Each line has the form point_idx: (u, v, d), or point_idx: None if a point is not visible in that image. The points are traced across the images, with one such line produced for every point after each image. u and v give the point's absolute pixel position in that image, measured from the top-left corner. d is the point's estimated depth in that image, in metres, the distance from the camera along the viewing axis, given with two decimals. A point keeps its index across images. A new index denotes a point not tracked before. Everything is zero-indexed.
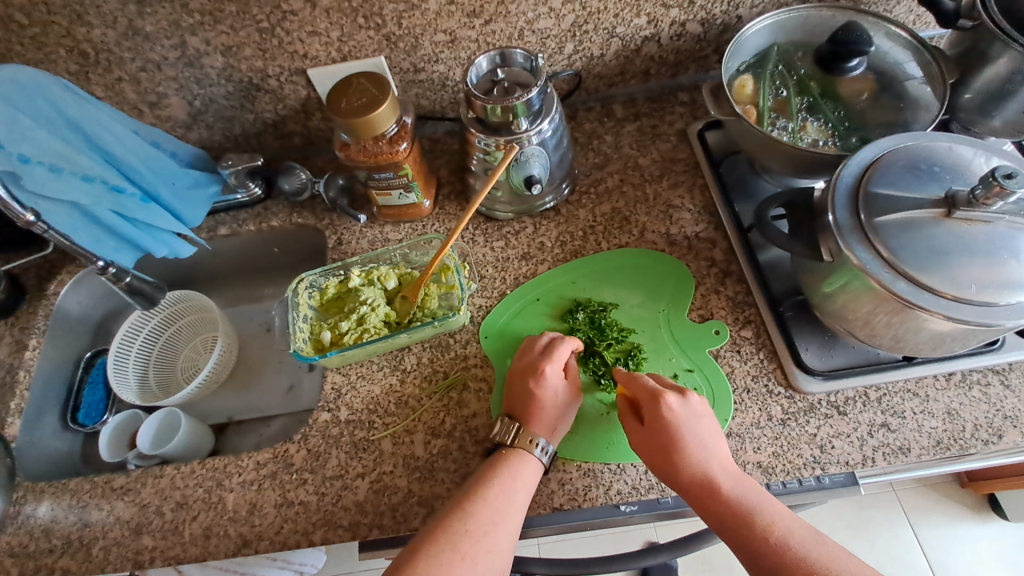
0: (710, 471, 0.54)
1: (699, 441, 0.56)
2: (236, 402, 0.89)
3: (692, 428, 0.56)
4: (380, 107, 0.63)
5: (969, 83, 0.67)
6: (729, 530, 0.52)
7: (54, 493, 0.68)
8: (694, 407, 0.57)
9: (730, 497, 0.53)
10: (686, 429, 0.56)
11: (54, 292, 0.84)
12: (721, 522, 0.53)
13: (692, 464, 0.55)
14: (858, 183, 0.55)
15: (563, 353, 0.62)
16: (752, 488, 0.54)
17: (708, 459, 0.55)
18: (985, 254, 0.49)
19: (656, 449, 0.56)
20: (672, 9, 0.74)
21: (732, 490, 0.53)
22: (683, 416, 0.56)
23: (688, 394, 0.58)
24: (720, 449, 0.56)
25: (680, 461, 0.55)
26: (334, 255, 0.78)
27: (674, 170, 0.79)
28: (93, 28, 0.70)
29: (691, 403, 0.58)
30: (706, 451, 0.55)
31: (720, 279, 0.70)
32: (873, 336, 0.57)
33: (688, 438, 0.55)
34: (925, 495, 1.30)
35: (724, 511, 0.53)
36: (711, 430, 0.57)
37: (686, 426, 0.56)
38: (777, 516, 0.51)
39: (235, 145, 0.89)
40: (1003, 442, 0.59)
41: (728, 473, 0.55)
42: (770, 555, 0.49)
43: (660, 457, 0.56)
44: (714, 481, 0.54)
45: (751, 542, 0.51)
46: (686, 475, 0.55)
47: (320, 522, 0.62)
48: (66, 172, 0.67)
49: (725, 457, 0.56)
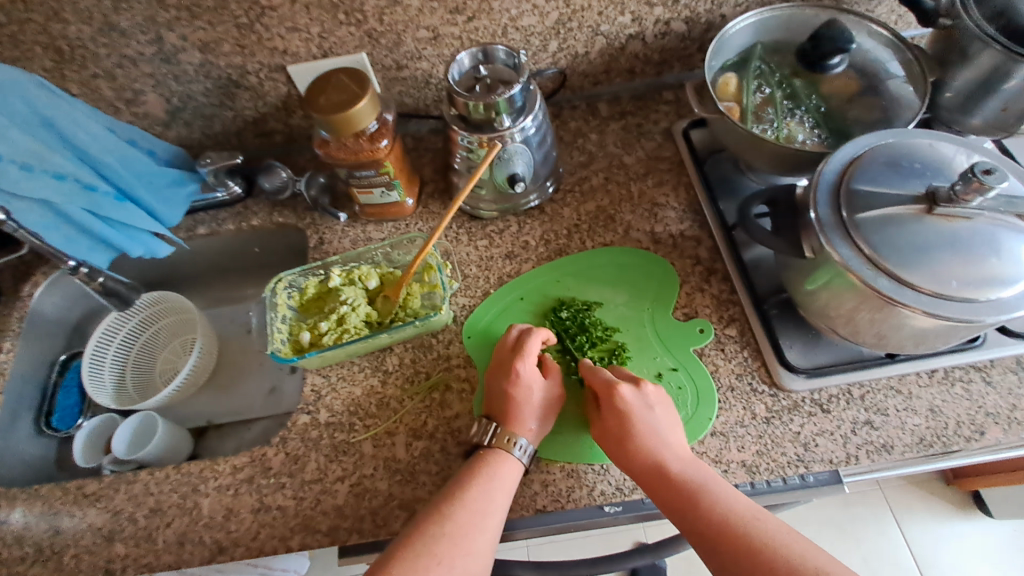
0: (661, 455, 0.54)
1: (651, 427, 0.56)
2: (216, 405, 0.87)
3: (645, 415, 0.56)
4: (359, 104, 0.62)
5: (950, 82, 0.67)
6: (674, 510, 0.52)
7: (23, 501, 0.66)
8: (648, 396, 0.58)
9: (679, 479, 0.53)
10: (639, 416, 0.56)
11: (27, 294, 0.82)
12: (668, 504, 0.53)
13: (643, 448, 0.55)
14: (840, 180, 0.55)
15: (533, 348, 0.61)
16: (702, 470, 0.54)
17: (659, 445, 0.55)
18: (965, 249, 0.48)
19: (610, 435, 0.57)
20: (656, 7, 0.74)
21: (680, 472, 0.53)
22: (636, 403, 0.57)
23: (643, 385, 0.58)
24: (673, 435, 0.56)
25: (631, 445, 0.55)
26: (315, 255, 0.77)
27: (659, 168, 0.79)
28: (67, 23, 0.68)
29: (646, 393, 0.58)
30: (658, 437, 0.55)
31: (704, 277, 0.70)
32: (856, 334, 0.57)
33: (639, 424, 0.56)
34: (911, 492, 1.31)
35: (672, 492, 0.52)
36: (665, 417, 0.57)
37: (638, 413, 0.56)
38: (722, 498, 0.51)
39: (215, 143, 0.87)
40: (985, 439, 0.59)
41: (681, 456, 0.55)
42: (714, 534, 0.49)
43: (613, 442, 0.56)
44: (663, 464, 0.54)
45: (693, 521, 0.51)
46: (636, 458, 0.55)
47: (299, 526, 0.60)
48: (38, 170, 0.65)
49: (680, 441, 0.56)
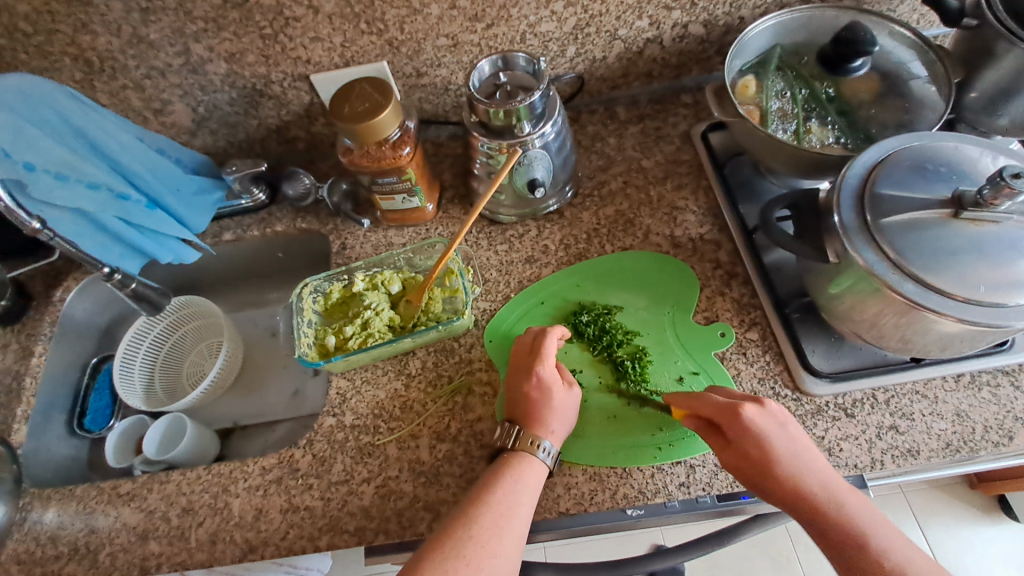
0: (803, 479, 0.53)
1: (793, 452, 0.54)
2: (241, 406, 0.89)
3: (780, 436, 0.54)
4: (382, 113, 0.63)
5: (974, 82, 0.67)
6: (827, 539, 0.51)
7: (60, 500, 0.68)
8: (775, 414, 0.56)
9: (824, 503, 0.52)
10: (775, 437, 0.54)
11: (60, 298, 0.84)
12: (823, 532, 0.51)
13: (792, 476, 0.53)
14: (863, 184, 0.55)
15: (549, 349, 0.62)
16: (829, 488, 0.52)
17: (802, 467, 0.53)
18: (992, 254, 0.48)
19: (743, 463, 0.55)
20: (675, 10, 0.74)
21: (837, 498, 0.52)
22: (773, 424, 0.55)
23: (767, 404, 0.56)
24: (807, 453, 0.54)
25: (776, 473, 0.53)
26: (338, 260, 0.79)
27: (678, 172, 0.79)
28: (99, 37, 0.70)
29: (772, 411, 0.56)
30: (800, 460, 0.54)
31: (724, 281, 0.70)
32: (881, 338, 0.57)
33: (779, 449, 0.54)
34: (934, 496, 1.29)
35: (808, 517, 0.52)
36: (795, 434, 0.55)
37: (776, 436, 0.54)
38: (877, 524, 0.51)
39: (239, 151, 0.89)
40: (1013, 444, 0.58)
41: (792, 477, 0.53)
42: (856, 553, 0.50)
43: (750, 467, 0.54)
44: (808, 490, 0.52)
45: (846, 548, 0.50)
46: (783, 487, 0.53)
47: (326, 527, 0.62)
48: (72, 179, 0.67)
49: (792, 453, 0.54)
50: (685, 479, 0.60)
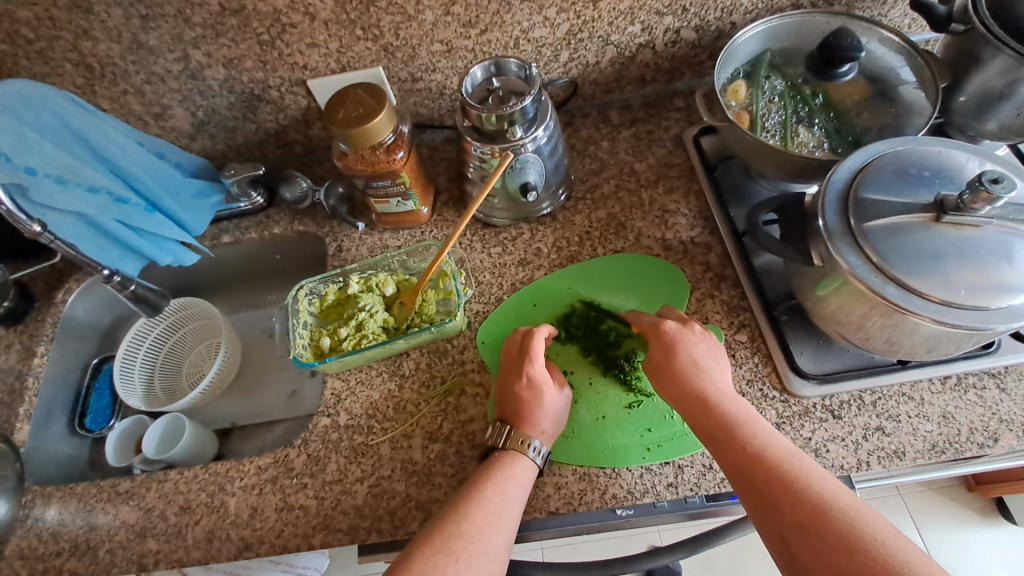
0: (705, 386, 0.57)
1: (698, 362, 0.59)
2: (239, 407, 0.90)
3: (691, 347, 0.60)
4: (376, 118, 0.64)
5: (963, 86, 0.67)
6: (715, 441, 0.54)
7: (60, 498, 0.69)
8: (695, 333, 0.62)
9: (720, 408, 0.55)
10: (684, 347, 0.60)
11: (61, 300, 0.86)
12: (713, 436, 0.54)
13: (690, 379, 0.58)
14: (848, 188, 0.55)
15: (538, 348, 0.63)
16: (733, 400, 0.56)
17: (711, 382, 0.58)
18: (973, 257, 0.49)
19: (654, 365, 0.60)
20: (666, 16, 0.75)
21: (732, 408, 0.55)
22: (685, 336, 0.61)
23: (690, 324, 0.63)
24: (720, 375, 0.59)
25: (677, 373, 0.59)
26: (334, 262, 0.80)
27: (670, 175, 0.79)
28: (100, 43, 0.72)
29: (695, 331, 0.62)
30: (704, 372, 0.58)
31: (715, 283, 0.71)
32: (866, 340, 0.57)
33: (684, 355, 0.60)
34: (931, 498, 1.29)
35: (703, 416, 0.55)
36: (714, 358, 0.60)
37: (685, 346, 0.60)
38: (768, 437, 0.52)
39: (238, 154, 0.91)
40: (999, 446, 0.58)
41: (697, 380, 0.58)
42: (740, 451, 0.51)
43: (656, 372, 0.60)
44: (707, 396, 0.56)
45: (730, 447, 0.52)
46: (682, 386, 0.58)
47: (320, 525, 0.63)
48: (72, 183, 0.68)
49: (704, 367, 0.59)
50: (673, 479, 0.61)
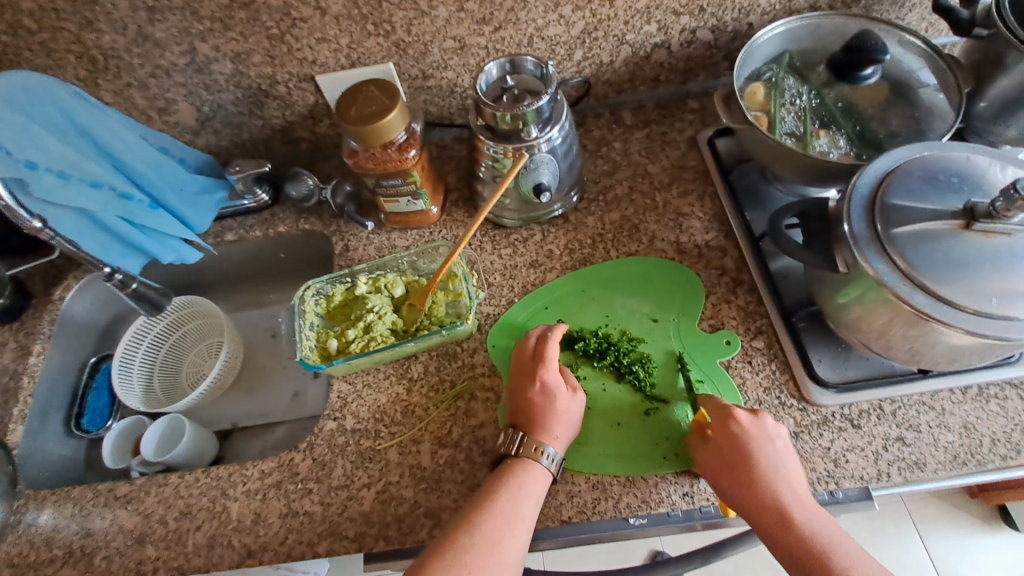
0: (785, 498, 0.53)
1: (775, 466, 0.55)
2: (240, 408, 0.88)
3: (766, 449, 0.55)
4: (389, 115, 0.62)
5: (984, 91, 0.66)
6: (795, 562, 0.51)
7: (56, 501, 0.67)
8: (767, 427, 0.57)
9: (804, 529, 0.52)
10: (760, 449, 0.55)
11: (59, 297, 0.83)
12: (799, 564, 0.51)
13: (768, 490, 0.54)
14: (873, 193, 0.54)
15: (551, 353, 0.62)
16: (804, 504, 0.53)
17: (784, 484, 0.54)
18: (1004, 266, 0.48)
19: (721, 470, 0.55)
20: (683, 16, 0.74)
21: (818, 529, 0.52)
22: (760, 436, 0.56)
23: (762, 416, 0.57)
24: (792, 471, 0.55)
25: (753, 483, 0.54)
26: (341, 262, 0.78)
27: (684, 178, 0.78)
28: (104, 35, 0.70)
29: (765, 423, 0.57)
30: (783, 479, 0.54)
31: (730, 288, 0.69)
32: (888, 349, 0.56)
33: (763, 461, 0.55)
34: (934, 505, 1.29)
35: (773, 526, 0.53)
36: (784, 451, 0.56)
37: (761, 449, 0.55)
38: (858, 563, 0.50)
39: (242, 150, 0.89)
40: (1021, 458, 0.57)
41: (767, 484, 0.54)
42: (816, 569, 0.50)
43: (728, 472, 0.55)
44: (790, 512, 0.53)
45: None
46: (760, 500, 0.54)
47: (326, 532, 0.61)
48: (75, 178, 0.66)
49: (776, 466, 0.55)
50: (689, 488, 0.60)
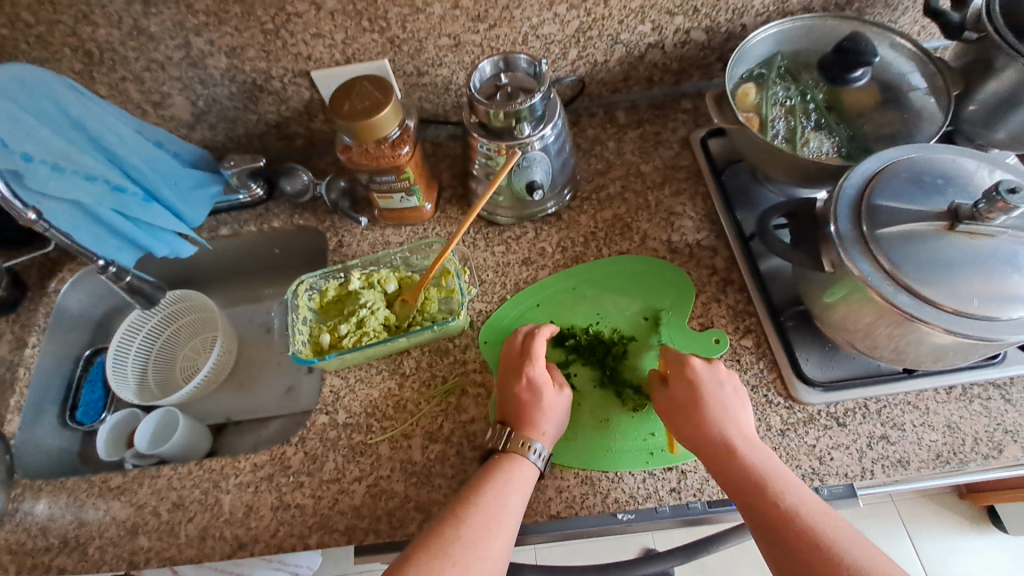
0: (729, 433, 0.55)
1: (723, 404, 0.57)
2: (234, 402, 0.89)
3: (715, 388, 0.58)
4: (383, 111, 0.63)
5: (974, 95, 0.67)
6: (749, 503, 0.51)
7: (50, 492, 0.68)
8: (718, 372, 0.59)
9: (747, 460, 0.53)
10: (707, 388, 0.57)
11: (54, 290, 0.84)
12: (740, 493, 0.52)
13: (715, 425, 0.55)
14: (861, 194, 0.55)
15: (540, 350, 0.63)
16: (751, 445, 0.54)
17: (728, 422, 0.56)
18: (987, 267, 0.48)
19: (677, 410, 0.57)
20: (677, 16, 0.74)
21: (755, 459, 0.53)
22: (709, 376, 0.58)
23: (714, 362, 0.60)
24: (742, 415, 0.57)
25: (699, 417, 0.56)
26: (334, 257, 0.78)
27: (676, 177, 0.79)
28: (99, 28, 0.70)
29: (717, 368, 0.59)
30: (729, 416, 0.56)
31: (721, 287, 0.70)
32: (873, 348, 0.57)
33: (709, 398, 0.57)
34: (924, 505, 1.30)
35: (721, 463, 0.54)
36: (734, 396, 0.58)
37: (708, 386, 0.57)
38: (795, 492, 0.51)
39: (237, 145, 0.89)
40: (1003, 457, 0.58)
41: (715, 423, 0.55)
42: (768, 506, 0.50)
43: (679, 411, 0.57)
44: (732, 446, 0.54)
45: (759, 505, 0.51)
46: (704, 434, 0.55)
47: (316, 525, 0.62)
48: (69, 171, 0.67)
49: (722, 406, 0.57)
50: (676, 484, 0.60)
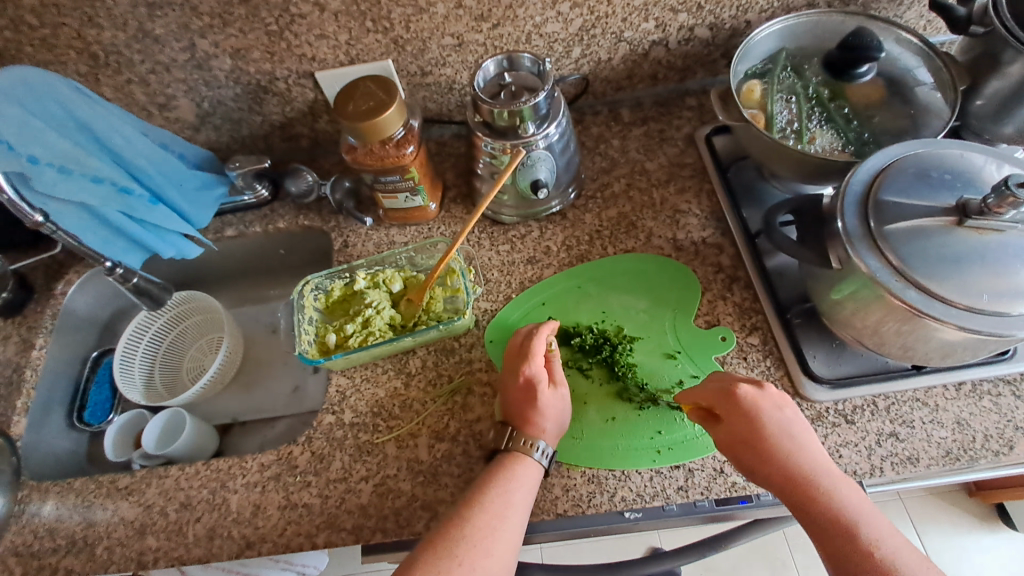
0: (806, 466, 0.53)
1: (790, 435, 0.55)
2: (240, 402, 0.89)
3: (777, 419, 0.55)
4: (387, 111, 0.63)
5: (981, 89, 0.67)
6: (829, 541, 0.50)
7: (58, 493, 0.68)
8: (774, 397, 0.56)
9: (828, 494, 0.52)
10: (771, 419, 0.55)
11: (61, 292, 0.84)
12: (820, 533, 0.51)
13: (791, 459, 0.53)
14: (867, 190, 0.54)
15: (538, 348, 0.62)
16: (831, 476, 0.53)
17: (805, 455, 0.54)
18: (996, 262, 0.48)
19: (738, 443, 0.55)
20: (681, 13, 0.74)
21: (840, 494, 0.52)
22: (766, 405, 0.56)
23: (765, 386, 0.57)
24: (808, 442, 0.55)
25: (766, 452, 0.54)
26: (340, 257, 0.79)
27: (681, 175, 0.79)
28: (105, 31, 0.70)
29: (770, 393, 0.57)
30: (798, 446, 0.54)
31: (726, 285, 0.70)
32: (881, 345, 0.57)
33: (774, 431, 0.54)
34: (933, 504, 1.29)
35: (802, 500, 0.52)
36: (797, 422, 0.55)
37: (771, 416, 0.55)
38: (881, 529, 0.50)
39: (242, 146, 0.89)
40: (1013, 454, 0.58)
41: (789, 458, 0.53)
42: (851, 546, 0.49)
43: (741, 446, 0.55)
44: (815, 480, 0.52)
45: (841, 542, 0.49)
46: (779, 469, 0.53)
47: (324, 524, 0.62)
48: (76, 173, 0.67)
49: (788, 437, 0.54)
50: (684, 483, 0.60)
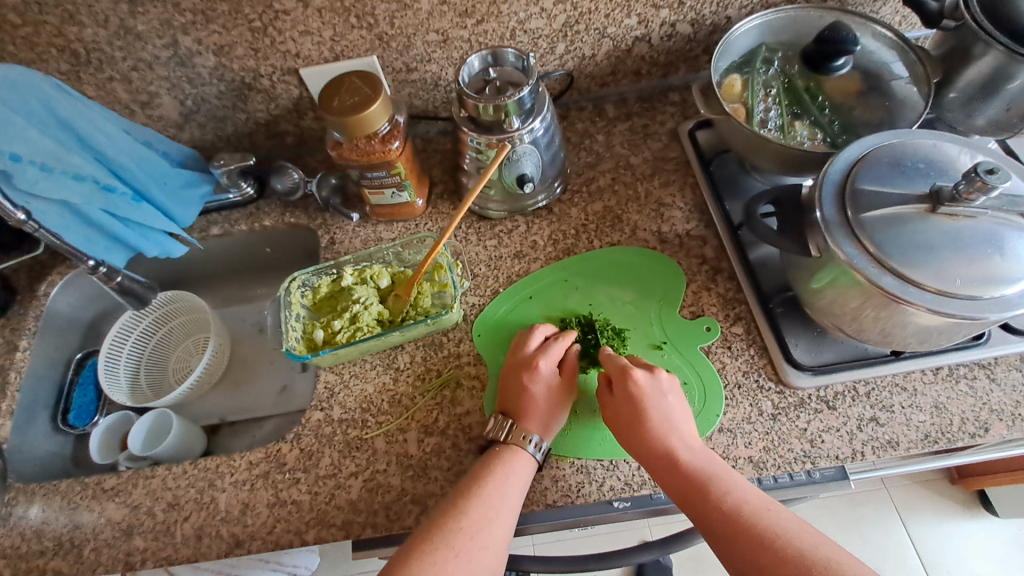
0: (672, 445, 0.56)
1: (665, 415, 0.57)
2: (228, 403, 0.88)
3: (659, 403, 0.58)
4: (372, 106, 0.63)
5: (954, 82, 0.68)
6: (693, 509, 0.52)
7: (44, 495, 0.67)
8: (662, 383, 0.59)
9: (694, 471, 0.54)
10: (653, 403, 0.57)
11: (44, 293, 0.83)
12: (692, 507, 0.53)
13: (658, 439, 0.56)
14: (845, 179, 0.56)
15: (557, 350, 0.63)
16: (698, 455, 0.55)
17: (672, 434, 0.56)
18: (968, 248, 0.49)
19: (620, 419, 0.58)
20: (663, 9, 0.75)
21: (704, 468, 0.54)
22: (651, 388, 0.58)
23: (658, 372, 0.60)
24: (684, 424, 0.57)
25: (644, 434, 0.56)
26: (327, 255, 0.78)
27: (665, 169, 0.80)
28: (85, 27, 0.69)
29: (661, 380, 0.59)
30: (672, 428, 0.57)
31: (711, 276, 0.71)
32: (861, 331, 0.58)
33: (653, 412, 0.57)
34: (916, 491, 1.31)
35: (671, 478, 0.54)
36: (677, 405, 0.58)
37: (652, 400, 0.58)
38: (751, 500, 0.51)
39: (227, 145, 0.89)
40: (989, 435, 0.59)
41: (658, 439, 0.56)
42: (714, 515, 0.51)
43: (623, 424, 0.58)
44: (677, 458, 0.55)
45: (705, 514, 0.51)
46: (649, 449, 0.56)
47: (313, 521, 0.62)
48: (57, 171, 0.66)
49: (664, 418, 0.57)
50: None
